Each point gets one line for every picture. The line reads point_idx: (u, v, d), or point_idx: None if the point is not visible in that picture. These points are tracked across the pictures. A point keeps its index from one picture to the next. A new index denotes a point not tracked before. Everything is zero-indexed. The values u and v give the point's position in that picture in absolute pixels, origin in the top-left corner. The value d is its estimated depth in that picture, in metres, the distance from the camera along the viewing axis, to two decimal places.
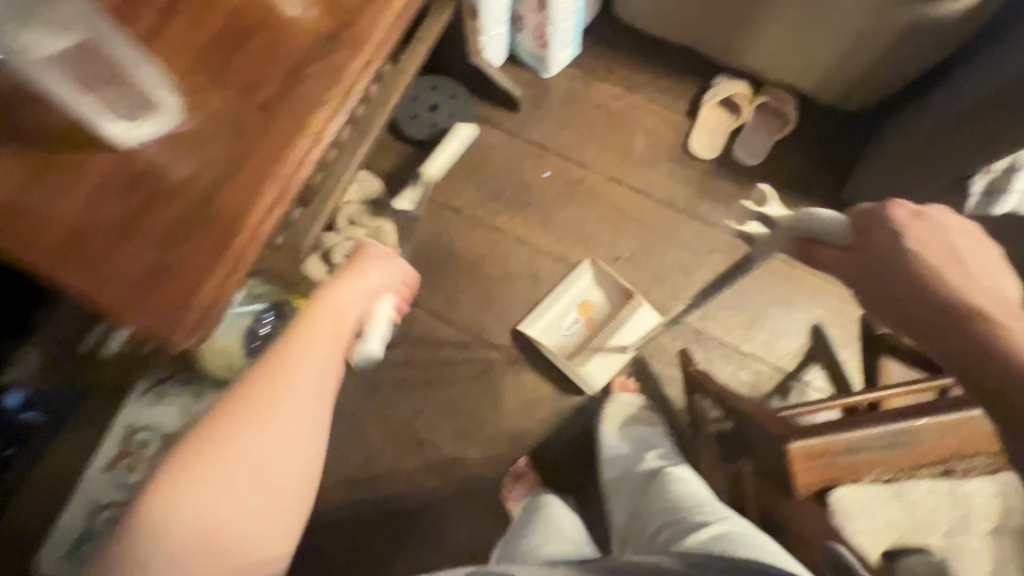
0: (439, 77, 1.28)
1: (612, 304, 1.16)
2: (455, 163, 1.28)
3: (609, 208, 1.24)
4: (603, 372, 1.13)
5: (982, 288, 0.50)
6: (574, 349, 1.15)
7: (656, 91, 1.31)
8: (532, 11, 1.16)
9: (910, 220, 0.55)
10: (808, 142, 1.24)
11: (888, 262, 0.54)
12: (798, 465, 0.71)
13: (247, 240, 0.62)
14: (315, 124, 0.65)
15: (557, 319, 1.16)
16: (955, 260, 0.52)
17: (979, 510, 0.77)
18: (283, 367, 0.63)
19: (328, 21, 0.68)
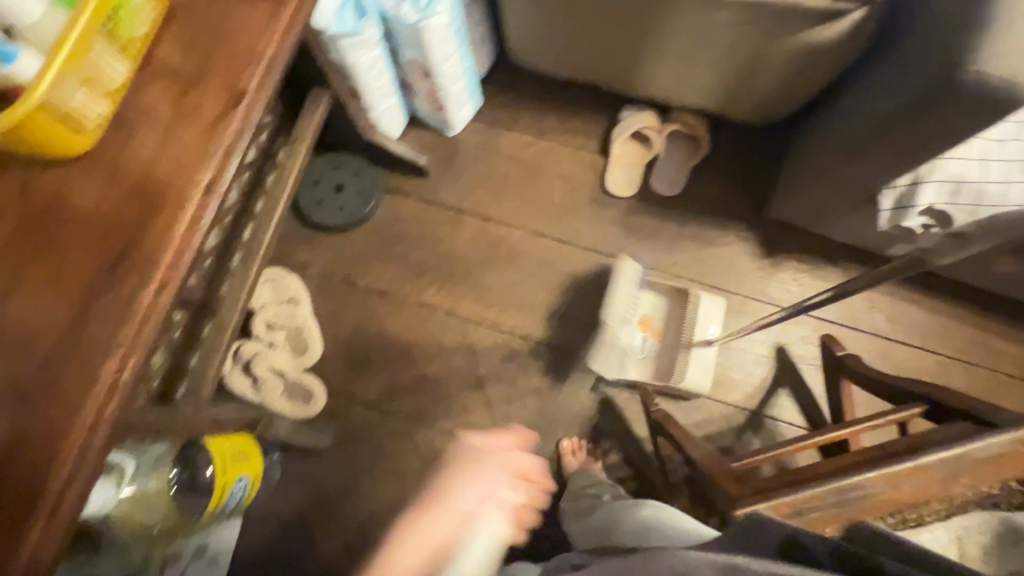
0: (341, 156, 1.23)
1: (671, 304, 1.13)
2: (372, 242, 1.23)
3: (534, 265, 1.20)
4: (703, 375, 1.08)
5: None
6: (656, 368, 1.10)
7: (565, 132, 1.27)
8: (420, 80, 1.10)
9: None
10: (722, 165, 1.22)
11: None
12: None
13: (39, 538, 0.45)
14: (120, 356, 0.48)
15: (624, 345, 1.09)
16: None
17: (983, 555, 0.64)
18: (392, 559, 0.87)
19: (138, 201, 0.51)
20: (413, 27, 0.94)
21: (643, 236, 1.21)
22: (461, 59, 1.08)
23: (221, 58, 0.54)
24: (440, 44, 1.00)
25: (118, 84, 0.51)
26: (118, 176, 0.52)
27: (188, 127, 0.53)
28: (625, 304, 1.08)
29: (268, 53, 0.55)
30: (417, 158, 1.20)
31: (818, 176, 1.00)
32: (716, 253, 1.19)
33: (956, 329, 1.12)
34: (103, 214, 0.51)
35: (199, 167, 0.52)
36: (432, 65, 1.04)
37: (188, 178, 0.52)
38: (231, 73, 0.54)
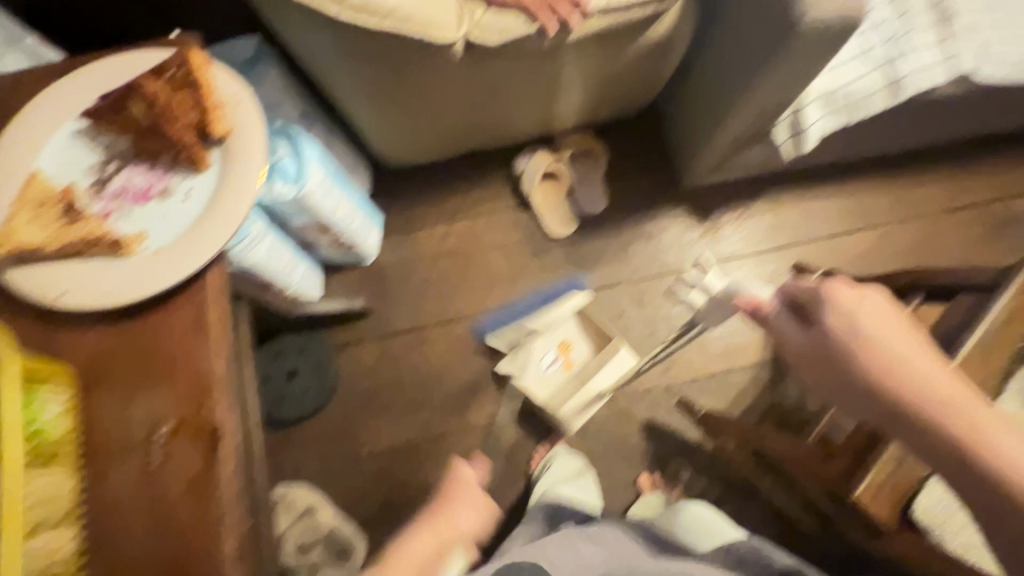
0: (278, 341, 1.13)
1: (591, 343, 1.13)
2: (355, 407, 1.14)
3: (515, 339, 1.17)
4: (581, 416, 1.09)
5: (914, 366, 0.56)
6: (554, 391, 1.10)
7: (474, 206, 1.26)
8: (319, 236, 1.05)
9: (830, 315, 0.61)
10: (624, 164, 1.26)
11: (840, 360, 0.59)
12: (873, 503, 0.63)
13: None
14: None
15: (538, 356, 1.12)
16: (846, 306, 0.61)
17: None
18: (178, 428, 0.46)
19: None
20: (293, 202, 0.88)
21: (595, 262, 1.21)
22: (348, 197, 1.03)
23: (170, 396, 0.46)
24: (325, 198, 0.94)
25: (69, 500, 0.43)
26: None
27: (169, 495, 0.44)
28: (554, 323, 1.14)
29: (219, 367, 0.47)
30: (354, 304, 1.14)
31: (713, 141, 1.06)
32: (663, 240, 1.22)
33: (880, 199, 1.23)
34: None
35: (216, 521, 0.44)
36: (326, 218, 0.98)
37: (211, 535, 0.44)
38: (191, 408, 0.46)
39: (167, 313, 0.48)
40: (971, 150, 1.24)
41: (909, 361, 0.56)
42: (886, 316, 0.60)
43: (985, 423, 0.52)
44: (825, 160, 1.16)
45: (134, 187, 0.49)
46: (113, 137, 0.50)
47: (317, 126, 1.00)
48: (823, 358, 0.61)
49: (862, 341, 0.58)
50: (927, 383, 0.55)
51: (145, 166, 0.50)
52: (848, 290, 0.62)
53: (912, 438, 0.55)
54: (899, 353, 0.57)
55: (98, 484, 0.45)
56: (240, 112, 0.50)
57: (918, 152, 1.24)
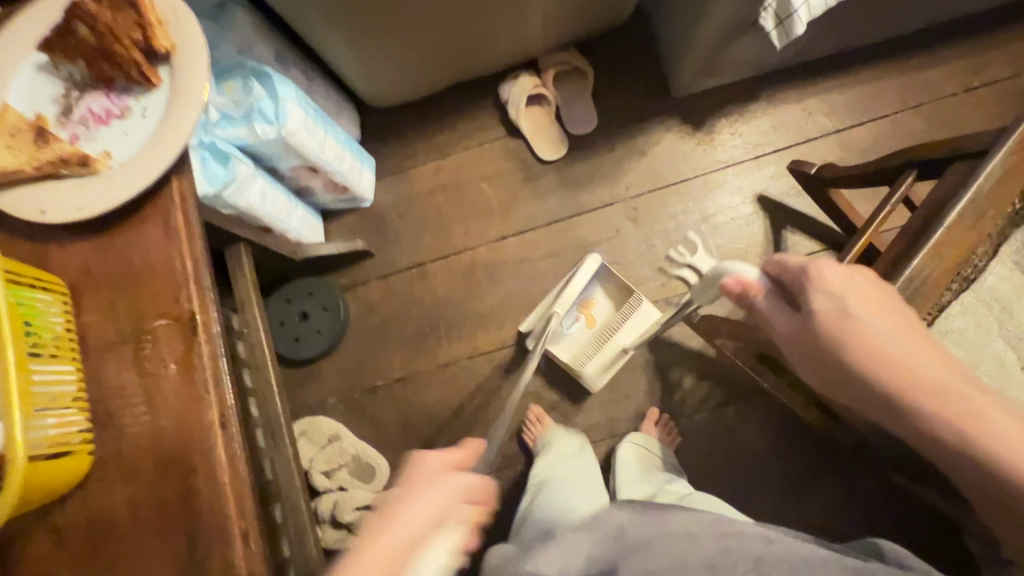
0: (287, 287, 1.19)
1: (614, 301, 1.09)
2: (366, 342, 1.20)
3: (514, 266, 1.19)
4: (601, 371, 1.08)
5: (910, 361, 0.55)
6: (576, 348, 1.09)
7: (463, 138, 1.26)
8: (310, 179, 1.07)
9: (818, 301, 0.59)
10: (612, 78, 1.22)
11: (831, 355, 0.58)
12: None
13: None
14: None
15: (556, 316, 1.08)
16: (831, 291, 0.59)
17: None
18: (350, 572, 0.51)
19: (168, 464, 0.51)
20: (276, 141, 0.91)
21: (588, 183, 1.20)
22: (334, 138, 1.05)
23: (151, 295, 0.54)
24: (308, 137, 0.96)
25: (76, 384, 0.51)
26: (132, 459, 0.51)
27: (161, 374, 0.53)
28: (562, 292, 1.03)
29: (189, 266, 0.55)
30: (355, 245, 1.18)
31: (697, 38, 1.01)
32: (657, 154, 1.19)
33: (888, 86, 1.16)
34: (143, 502, 0.51)
35: (199, 388, 0.52)
36: (314, 159, 1.01)
37: (197, 400, 0.52)
38: (169, 303, 0.54)
39: (140, 225, 0.55)
40: (989, 21, 1.14)
41: (887, 346, 0.56)
42: (871, 296, 0.58)
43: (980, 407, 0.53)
44: (825, 47, 1.09)
45: (96, 111, 0.54)
46: (73, 66, 0.55)
47: (293, 67, 1.01)
48: (807, 343, 0.60)
49: (854, 329, 0.57)
50: (901, 369, 0.55)
51: (103, 92, 0.55)
52: (836, 270, 0.60)
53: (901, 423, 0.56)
54: (879, 338, 0.56)
55: (99, 371, 0.53)
56: (180, 30, 0.53)
57: (930, 29, 1.15)
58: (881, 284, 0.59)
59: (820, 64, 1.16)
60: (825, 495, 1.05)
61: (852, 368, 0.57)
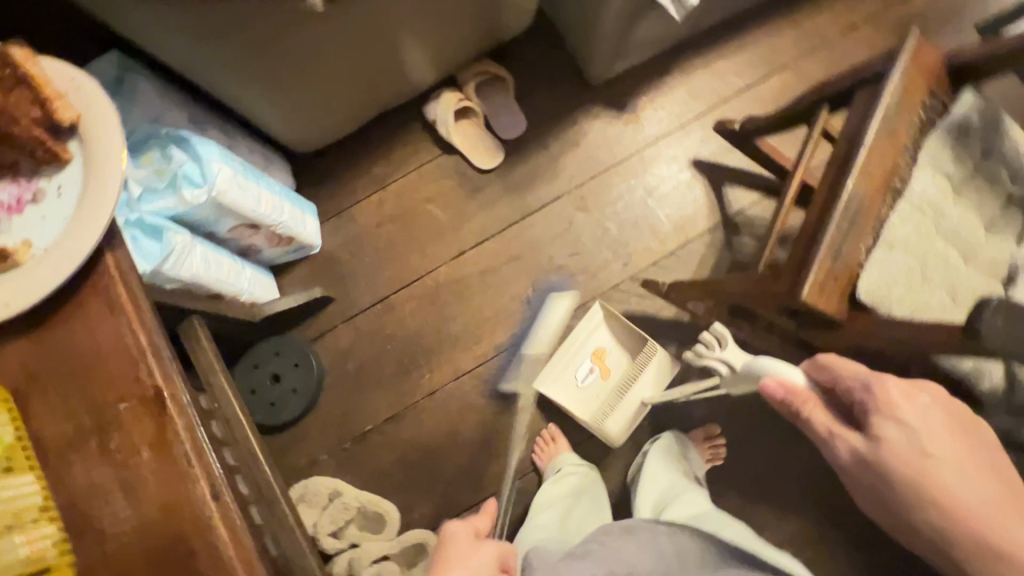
0: (252, 353, 1.14)
1: (629, 351, 1.11)
2: (346, 389, 1.16)
3: (478, 279, 1.18)
4: (622, 425, 1.06)
5: (952, 484, 0.59)
6: (594, 405, 1.08)
7: (399, 166, 1.25)
8: (252, 236, 1.04)
9: (887, 429, 0.61)
10: (530, 80, 1.25)
11: (881, 472, 0.61)
12: (818, 300, 0.66)
13: None
14: None
15: (571, 371, 1.10)
16: (899, 423, 0.60)
17: (959, 160, 0.72)
18: None
19: (152, 543, 0.49)
20: (206, 204, 0.87)
21: (531, 183, 1.21)
22: (269, 189, 1.02)
23: (106, 378, 0.53)
24: (241, 193, 0.93)
25: (39, 489, 0.49)
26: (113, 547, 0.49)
27: (131, 453, 0.51)
28: (581, 332, 1.10)
29: (142, 339, 0.54)
30: (313, 293, 1.14)
31: (601, 25, 1.05)
32: (590, 142, 1.22)
33: (782, 38, 1.23)
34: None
35: (175, 457, 0.51)
36: (253, 214, 0.98)
37: (174, 469, 0.51)
38: (128, 381, 0.53)
39: (81, 310, 0.54)
40: None
41: (962, 496, 0.58)
42: (939, 428, 0.60)
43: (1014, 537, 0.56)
44: (719, 13, 1.15)
45: (5, 201, 0.53)
46: None
47: (210, 126, 0.98)
48: (862, 468, 0.62)
49: (910, 453, 0.60)
50: (943, 495, 0.58)
51: (9, 182, 0.53)
52: (911, 403, 0.61)
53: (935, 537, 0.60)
54: (950, 484, 0.59)
55: (62, 467, 0.51)
56: (81, 99, 0.53)
57: None
58: (962, 412, 0.62)
59: (718, 30, 1.23)
60: None
61: (905, 502, 0.60)
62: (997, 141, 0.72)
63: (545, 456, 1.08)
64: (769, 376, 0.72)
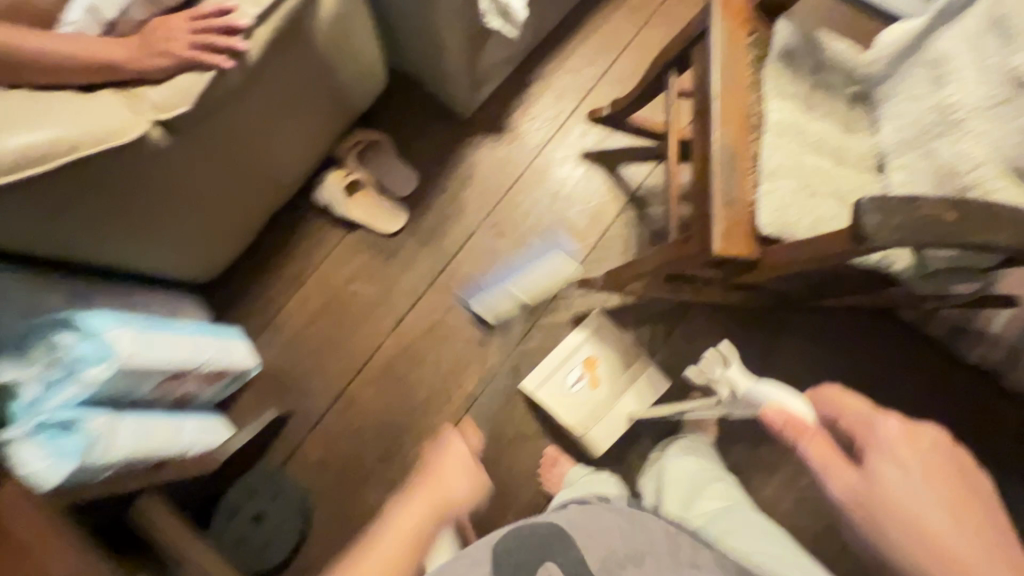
0: (225, 502, 1.06)
1: (623, 359, 1.08)
2: (335, 497, 1.09)
3: (426, 337, 1.16)
4: (606, 437, 1.04)
5: (946, 534, 0.56)
6: (579, 409, 1.04)
7: (308, 259, 1.22)
8: (181, 385, 0.97)
9: (885, 471, 0.61)
10: (405, 134, 1.26)
11: (877, 519, 0.60)
12: (730, 248, 0.69)
13: None
14: None
15: (561, 374, 1.06)
16: (901, 466, 0.60)
17: (799, 80, 0.78)
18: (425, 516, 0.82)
19: None
20: (116, 376, 0.80)
21: (443, 228, 1.21)
22: (179, 334, 0.96)
23: None
24: (149, 351, 0.87)
25: None
26: None
27: None
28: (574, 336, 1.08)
29: None
30: (265, 417, 1.08)
31: (449, 64, 1.07)
32: (482, 171, 1.24)
33: (617, 20, 1.31)
34: None
35: None
36: (171, 365, 0.91)
37: None
38: None
39: None
40: None
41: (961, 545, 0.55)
42: (938, 478, 0.59)
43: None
44: (551, 18, 1.21)
45: None
46: None
47: (96, 294, 0.92)
48: (859, 509, 0.61)
49: (907, 493, 0.59)
50: (934, 545, 0.56)
51: None
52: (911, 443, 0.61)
53: None
54: (931, 523, 0.57)
55: None
56: None
57: None
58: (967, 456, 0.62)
59: (557, 32, 1.29)
60: (792, 345, 1.10)
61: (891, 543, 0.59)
62: (822, 52, 0.79)
63: (551, 482, 1.05)
64: (771, 406, 0.74)
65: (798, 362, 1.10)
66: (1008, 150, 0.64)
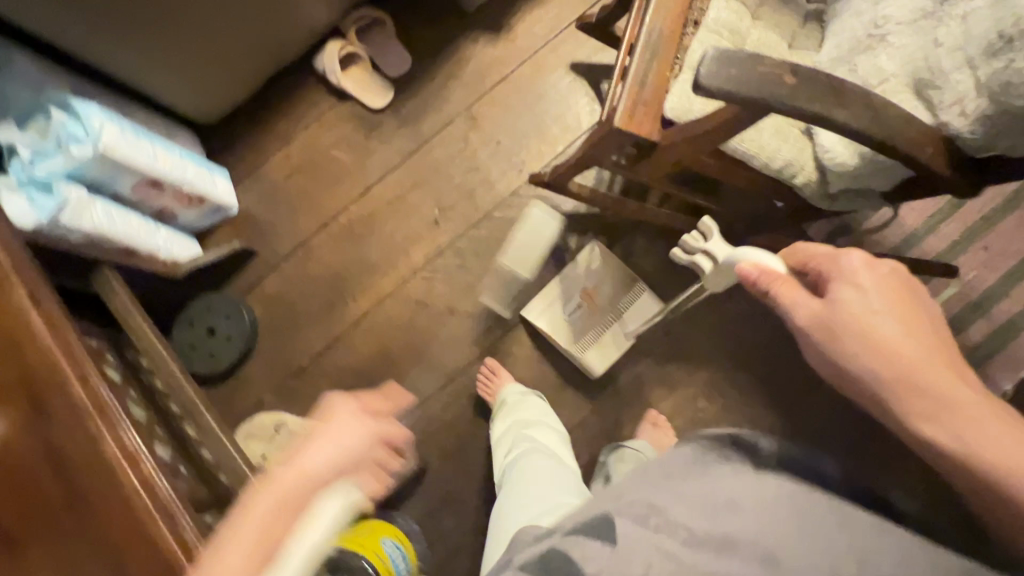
0: (186, 311, 1.20)
1: (620, 282, 1.12)
2: (280, 330, 1.22)
3: (386, 209, 1.24)
4: (604, 360, 1.10)
5: (971, 402, 0.60)
6: (574, 334, 1.11)
7: (298, 120, 1.30)
8: (160, 197, 1.10)
9: (843, 294, 0.65)
10: (409, 19, 1.31)
11: (880, 373, 0.62)
12: (631, 125, 0.72)
13: None
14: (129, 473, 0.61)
15: (556, 299, 1.13)
16: (859, 288, 0.65)
17: None
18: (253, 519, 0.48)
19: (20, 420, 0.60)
20: (95, 158, 0.93)
21: (424, 113, 1.27)
22: (165, 149, 1.08)
23: None
24: (131, 150, 0.98)
25: None
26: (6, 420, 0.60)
27: None
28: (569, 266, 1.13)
29: None
30: (232, 246, 1.20)
31: None
32: (472, 65, 1.28)
33: None
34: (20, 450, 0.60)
35: None
36: (150, 172, 1.03)
37: None
38: None
39: None
40: None
41: (900, 342, 0.62)
42: (891, 293, 0.65)
43: (968, 408, 0.59)
44: None
45: None
46: None
47: (98, 94, 1.03)
48: (816, 326, 0.66)
49: (882, 340, 0.63)
50: (888, 363, 0.62)
51: None
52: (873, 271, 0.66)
53: (931, 432, 0.60)
54: (896, 336, 0.63)
55: None
56: None
57: None
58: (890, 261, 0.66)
59: None
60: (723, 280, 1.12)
61: (889, 397, 0.62)
62: None
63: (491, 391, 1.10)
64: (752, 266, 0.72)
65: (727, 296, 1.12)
66: (918, 66, 0.64)
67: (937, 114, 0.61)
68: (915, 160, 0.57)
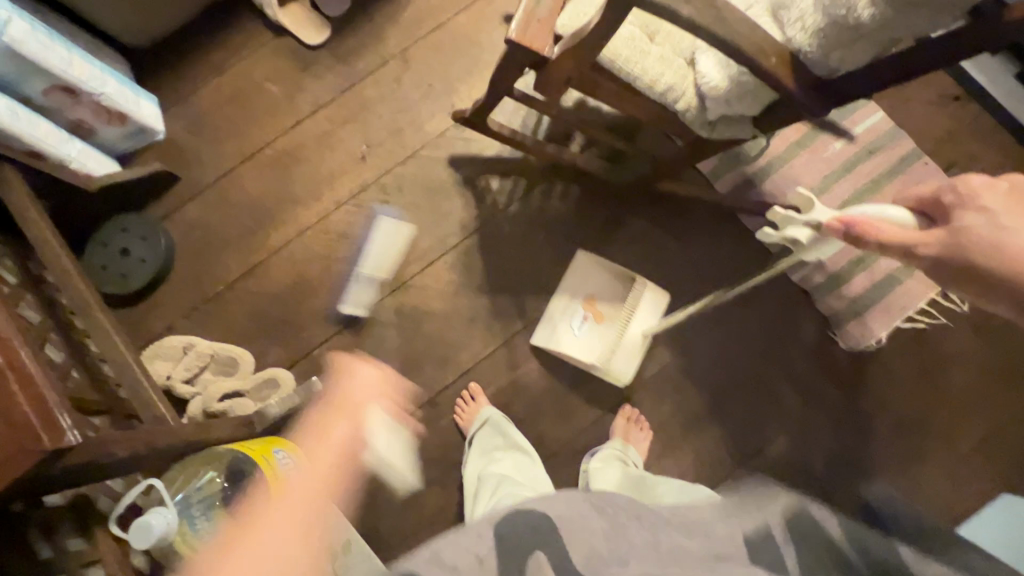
0: (99, 231, 1.17)
1: (626, 291, 1.13)
2: (198, 256, 1.21)
3: (315, 143, 1.25)
4: (628, 363, 1.09)
5: None
6: (593, 344, 1.10)
7: (232, 51, 1.30)
8: (75, 107, 1.07)
9: (969, 219, 0.59)
10: None
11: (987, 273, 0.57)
12: (524, 38, 0.76)
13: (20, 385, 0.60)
14: None
15: (563, 323, 1.12)
16: (982, 211, 0.58)
17: None
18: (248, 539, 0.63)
19: None
20: (2, 50, 0.92)
21: (361, 53, 1.29)
22: (85, 59, 1.06)
23: None
24: (44, 51, 0.96)
25: None
26: None
27: None
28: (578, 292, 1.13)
29: None
30: (151, 167, 1.18)
31: None
32: (410, 10, 1.31)
33: None
34: None
35: None
36: (63, 77, 1.01)
37: None
38: None
39: None
40: None
41: None
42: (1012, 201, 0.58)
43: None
44: None
45: None
46: None
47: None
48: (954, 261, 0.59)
49: None
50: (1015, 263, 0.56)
51: None
52: (996, 194, 0.59)
53: None
54: None
55: None
56: None
57: None
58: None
59: None
60: (634, 226, 1.17)
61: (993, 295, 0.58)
62: None
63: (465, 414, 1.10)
64: (863, 215, 0.63)
65: (635, 241, 1.17)
66: None
67: (786, 32, 0.67)
68: (758, 66, 0.62)
